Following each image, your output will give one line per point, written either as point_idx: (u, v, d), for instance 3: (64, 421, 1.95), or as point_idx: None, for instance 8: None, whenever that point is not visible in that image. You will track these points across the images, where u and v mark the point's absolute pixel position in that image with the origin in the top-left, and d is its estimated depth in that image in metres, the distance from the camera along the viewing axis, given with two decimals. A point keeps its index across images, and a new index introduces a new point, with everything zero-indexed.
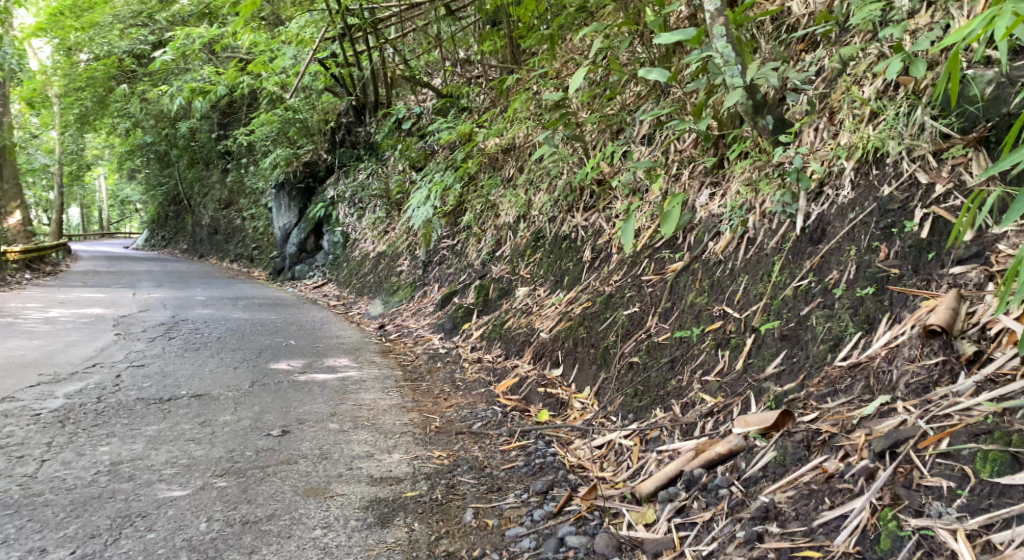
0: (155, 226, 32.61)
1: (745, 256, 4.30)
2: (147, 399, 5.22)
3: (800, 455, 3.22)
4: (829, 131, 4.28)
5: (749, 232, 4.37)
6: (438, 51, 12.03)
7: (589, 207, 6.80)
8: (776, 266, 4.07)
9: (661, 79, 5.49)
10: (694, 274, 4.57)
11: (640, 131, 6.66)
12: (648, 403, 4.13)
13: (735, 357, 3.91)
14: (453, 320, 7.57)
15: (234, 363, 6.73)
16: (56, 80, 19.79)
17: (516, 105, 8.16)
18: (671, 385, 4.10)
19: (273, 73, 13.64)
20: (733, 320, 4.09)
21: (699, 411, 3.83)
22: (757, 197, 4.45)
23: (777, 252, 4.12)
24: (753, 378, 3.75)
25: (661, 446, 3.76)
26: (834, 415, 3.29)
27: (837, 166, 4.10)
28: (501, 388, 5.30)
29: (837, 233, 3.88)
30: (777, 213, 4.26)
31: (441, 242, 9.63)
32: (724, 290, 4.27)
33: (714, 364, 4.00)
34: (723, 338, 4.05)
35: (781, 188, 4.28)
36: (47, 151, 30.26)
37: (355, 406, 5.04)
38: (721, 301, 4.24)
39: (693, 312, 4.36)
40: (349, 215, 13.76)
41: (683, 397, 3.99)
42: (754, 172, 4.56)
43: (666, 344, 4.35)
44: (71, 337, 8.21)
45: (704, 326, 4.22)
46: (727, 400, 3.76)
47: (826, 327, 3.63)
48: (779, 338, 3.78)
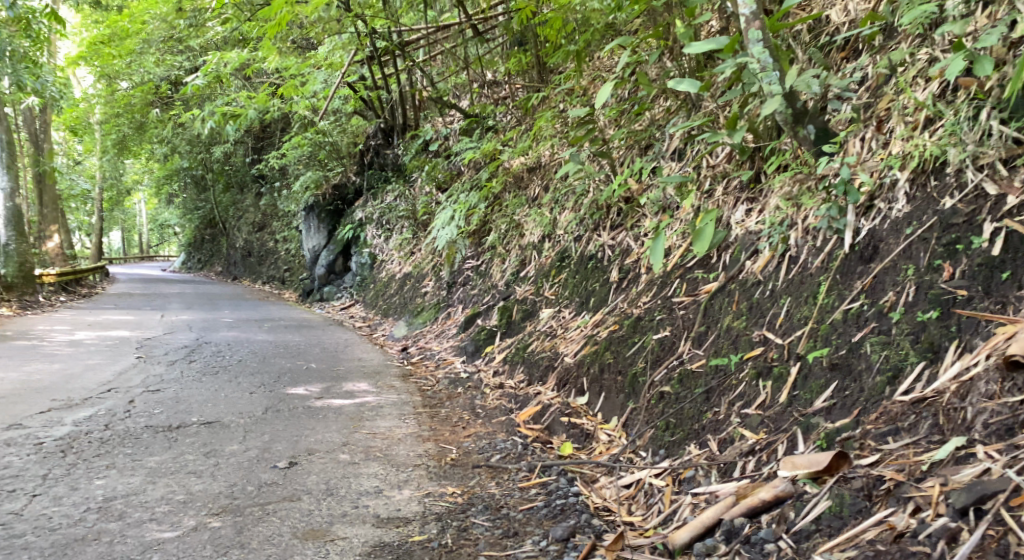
0: (192, 249, 33.01)
1: (787, 276, 3.97)
2: (155, 426, 5.02)
3: (861, 506, 2.90)
4: (877, 141, 3.98)
5: (791, 251, 4.04)
6: (465, 73, 11.91)
7: (616, 225, 6.51)
8: (822, 288, 3.74)
9: (692, 90, 5.18)
10: (730, 296, 4.24)
11: (671, 146, 6.40)
12: (682, 438, 3.80)
13: (778, 389, 3.59)
14: (476, 343, 7.29)
15: (251, 388, 6.51)
16: (94, 106, 20.07)
17: (541, 122, 7.94)
18: (706, 419, 3.78)
19: (303, 96, 13.62)
20: (774, 346, 3.77)
21: (739, 449, 3.50)
22: (799, 213, 4.12)
23: (822, 272, 3.79)
24: (799, 412, 3.42)
25: (696, 489, 3.44)
26: (898, 460, 2.96)
27: (889, 177, 3.77)
28: (522, 416, 4.99)
29: (892, 251, 3.54)
30: (821, 229, 3.92)
31: (466, 262, 9.39)
32: (764, 314, 3.94)
33: (754, 396, 3.67)
34: (764, 367, 3.72)
35: (826, 201, 3.95)
36: (87, 176, 30.83)
37: (368, 435, 4.78)
38: (761, 325, 3.91)
39: (730, 338, 4.03)
40: (375, 236, 13.60)
41: (720, 432, 3.66)
42: (794, 185, 4.23)
43: (700, 372, 4.02)
44: (91, 360, 8.09)
45: (743, 353, 3.88)
46: (770, 438, 3.43)
47: (882, 356, 3.30)
48: (828, 367, 3.45)
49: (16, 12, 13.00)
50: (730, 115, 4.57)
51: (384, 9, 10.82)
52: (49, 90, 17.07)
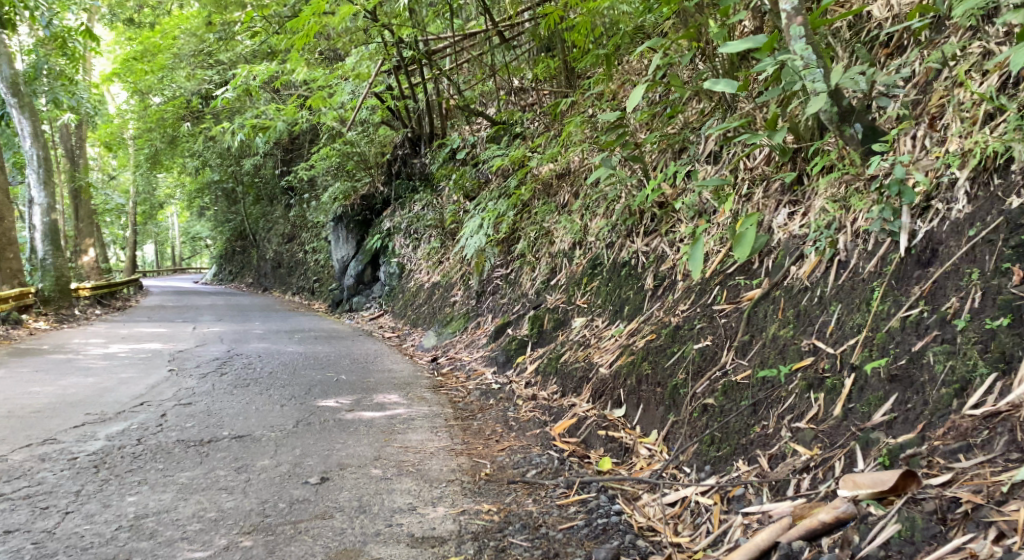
0: (223, 261, 33.33)
1: (836, 282, 3.83)
2: (187, 441, 4.96)
3: (935, 531, 2.83)
4: (932, 139, 3.83)
5: (840, 256, 3.89)
6: (491, 80, 11.86)
7: (649, 231, 6.37)
8: (875, 294, 3.60)
9: (729, 90, 5.04)
10: (774, 302, 4.09)
11: (706, 149, 6.27)
12: (728, 453, 3.68)
13: (832, 402, 3.48)
14: (507, 353, 7.18)
15: (282, 400, 6.45)
16: (128, 122, 20.35)
17: (570, 128, 7.84)
18: (753, 433, 3.66)
19: (331, 108, 13.65)
20: (825, 356, 3.64)
21: (792, 465, 3.40)
22: (848, 215, 3.95)
23: (875, 277, 3.65)
24: (857, 427, 3.33)
25: (746, 507, 3.36)
26: (974, 480, 2.89)
27: (946, 176, 3.63)
28: (557, 430, 4.86)
29: (953, 254, 3.42)
30: (874, 232, 3.79)
31: (495, 271, 9.29)
32: (812, 321, 3.80)
33: (805, 409, 3.56)
34: (815, 379, 3.60)
35: (879, 203, 3.80)
36: (120, 190, 31.27)
37: (400, 448, 4.68)
38: (809, 334, 3.78)
39: (776, 347, 3.89)
40: (404, 245, 13.56)
41: (769, 447, 3.55)
42: (841, 187, 4.08)
43: (745, 384, 3.88)
44: (124, 374, 8.10)
45: (792, 363, 3.75)
46: (825, 454, 3.33)
47: (948, 367, 3.20)
48: (887, 380, 3.34)
49: (53, 30, 13.20)
50: (770, 114, 4.44)
51: (411, 18, 10.80)
52: (84, 107, 17.33)
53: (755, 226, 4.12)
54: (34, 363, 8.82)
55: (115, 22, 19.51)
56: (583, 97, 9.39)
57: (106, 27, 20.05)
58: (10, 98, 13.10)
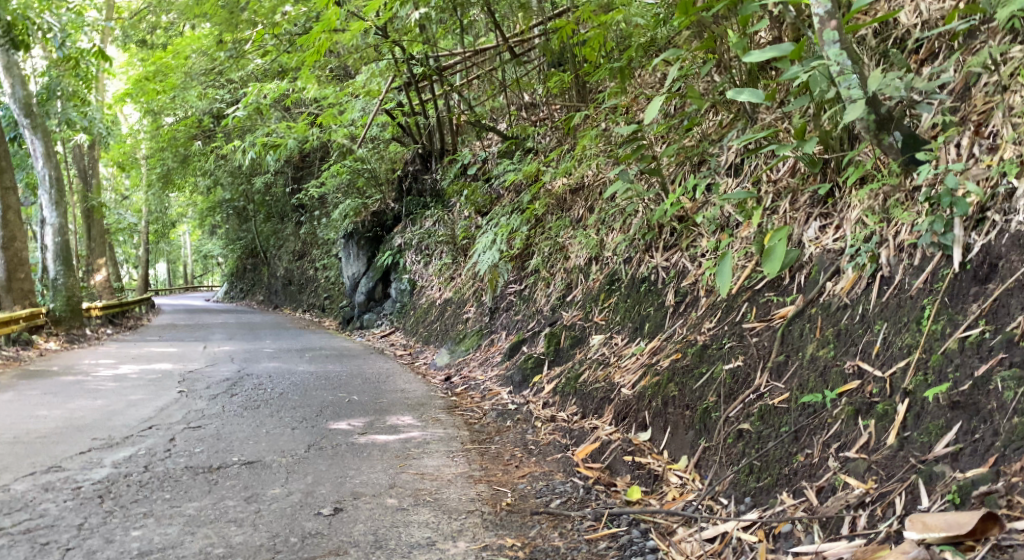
0: (234, 279, 33.29)
1: (880, 300, 3.69)
2: (195, 468, 4.77)
3: None
4: (982, 146, 3.65)
5: (882, 273, 3.75)
6: (503, 96, 11.73)
7: (669, 246, 6.18)
8: (926, 313, 3.46)
9: (754, 100, 4.86)
10: (811, 321, 3.95)
11: (726, 161, 6.10)
12: (770, 484, 3.54)
13: (885, 430, 3.33)
14: (523, 372, 6.98)
15: (293, 423, 6.25)
16: (141, 141, 20.36)
17: (585, 141, 7.67)
18: (797, 463, 3.52)
19: (342, 125, 13.56)
20: (873, 379, 3.50)
21: (844, 500, 3.25)
22: (890, 229, 3.83)
23: (926, 295, 3.50)
24: (916, 459, 3.18)
25: (796, 547, 3.21)
26: None
27: (1003, 185, 3.44)
28: (579, 455, 4.64)
29: (1014, 271, 3.26)
30: (924, 245, 3.61)
31: (509, 287, 9.11)
32: (855, 342, 3.66)
33: (855, 437, 3.41)
34: (863, 404, 3.46)
35: (929, 215, 3.62)
36: (132, 209, 31.30)
37: (416, 475, 4.49)
38: (852, 355, 3.63)
39: (817, 369, 3.74)
40: (415, 262, 13.40)
41: (817, 479, 3.41)
42: (878, 199, 3.98)
43: (783, 408, 3.75)
44: (133, 396, 7.94)
45: (836, 387, 3.61)
46: (882, 488, 3.19)
47: (1017, 394, 3.03)
48: (948, 406, 3.19)
49: (65, 50, 13.17)
50: (799, 125, 4.28)
51: (422, 34, 10.68)
52: (96, 127, 17.31)
53: (785, 238, 3.92)
54: (42, 385, 8.66)
55: (127, 42, 19.54)
56: (596, 110, 9.23)
57: (118, 48, 20.09)
58: (23, 119, 13.07)
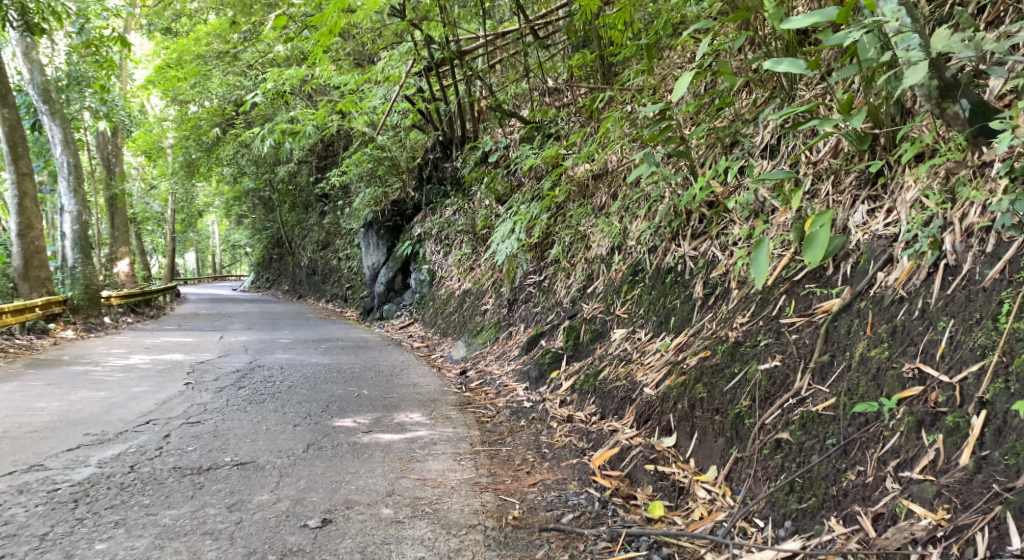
0: (260, 269, 33.20)
1: (943, 293, 3.27)
2: (183, 467, 4.44)
3: None
4: None
5: (947, 262, 3.32)
6: (526, 81, 11.29)
7: (698, 234, 5.73)
8: (1005, 309, 3.03)
9: (794, 71, 4.39)
10: (860, 316, 3.52)
11: (761, 142, 5.67)
12: (815, 507, 3.14)
13: (958, 450, 2.93)
14: (540, 367, 6.56)
15: (295, 420, 5.88)
16: (164, 130, 20.15)
17: (609, 123, 7.24)
18: (847, 482, 3.12)
19: (362, 111, 13.18)
20: (941, 386, 3.08)
21: (911, 532, 2.86)
22: (957, 211, 3.38)
23: (1004, 290, 3.07)
24: (1001, 486, 2.78)
25: None
26: None
27: None
28: (597, 461, 4.24)
29: None
30: (1002, 228, 3.17)
31: (528, 278, 8.69)
32: (914, 341, 3.24)
33: (921, 456, 3.00)
34: (927, 415, 3.05)
35: (1008, 194, 3.18)
36: (158, 198, 31.23)
37: (418, 481, 4.12)
38: (911, 356, 3.22)
39: (868, 373, 3.32)
40: (435, 251, 13.03)
41: (874, 503, 3.02)
42: (939, 177, 3.53)
43: (827, 416, 3.33)
44: (136, 388, 7.63)
45: (894, 394, 3.18)
46: (958, 521, 2.79)
47: None
48: None
49: (85, 35, 12.87)
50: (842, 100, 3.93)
51: (441, 14, 10.23)
52: (118, 115, 17.08)
53: (828, 224, 3.66)
54: (46, 376, 8.39)
55: (150, 30, 19.31)
56: (620, 92, 8.75)
57: (141, 35, 19.84)
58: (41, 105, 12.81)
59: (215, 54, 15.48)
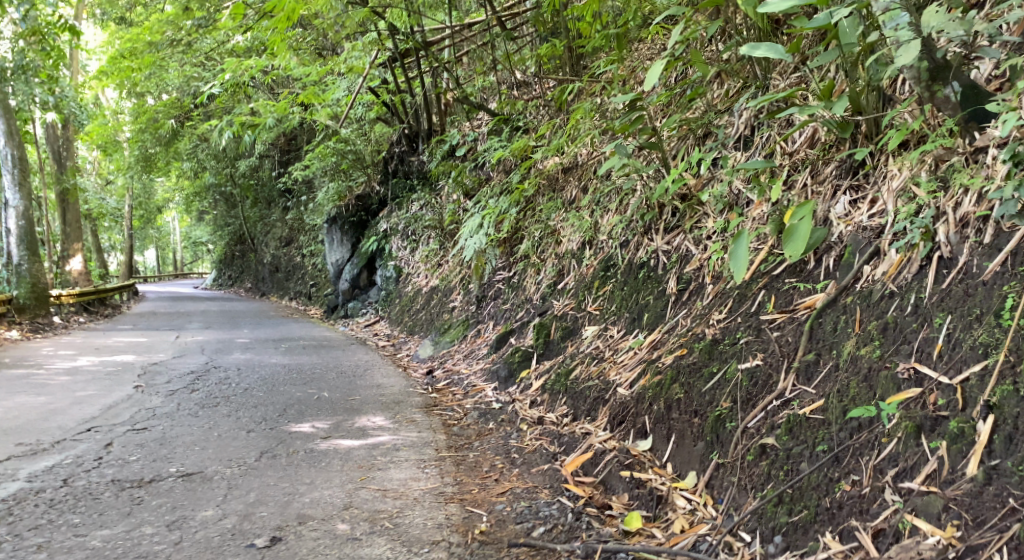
0: (223, 266, 32.49)
1: (938, 288, 3.13)
2: (122, 479, 4.12)
3: None
4: None
5: (942, 255, 3.19)
6: (494, 73, 11.02)
7: (671, 228, 5.53)
8: (1008, 304, 2.88)
9: (772, 56, 4.21)
10: (849, 313, 3.36)
11: (734, 132, 5.49)
12: (808, 520, 2.96)
13: (966, 458, 2.75)
14: (509, 366, 6.31)
15: (248, 425, 5.56)
16: (120, 123, 19.52)
17: (578, 114, 7.01)
18: (841, 494, 2.94)
19: (325, 104, 12.82)
20: (941, 388, 2.92)
21: (917, 550, 2.67)
22: (950, 200, 3.26)
23: (1005, 286, 2.92)
24: (1016, 500, 2.59)
25: None
26: None
27: None
28: (569, 467, 4.01)
29: None
30: (1001, 219, 3.06)
31: (497, 274, 8.44)
32: (909, 339, 3.09)
33: (924, 466, 2.82)
34: (927, 420, 2.89)
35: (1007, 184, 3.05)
36: (116, 194, 30.37)
37: (379, 492, 3.85)
38: (905, 355, 3.06)
39: (858, 374, 3.17)
40: (401, 247, 12.71)
41: (874, 517, 2.83)
42: (931, 165, 3.40)
43: (817, 421, 3.17)
44: (82, 392, 7.22)
45: (890, 396, 3.03)
46: (970, 539, 2.61)
47: None
48: None
49: (31, 22, 12.33)
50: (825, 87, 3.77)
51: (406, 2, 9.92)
52: (70, 107, 16.47)
53: (809, 217, 3.47)
54: None
55: (105, 19, 18.68)
56: (589, 84, 8.54)
57: (94, 24, 19.16)
58: None
59: (170, 44, 14.96)
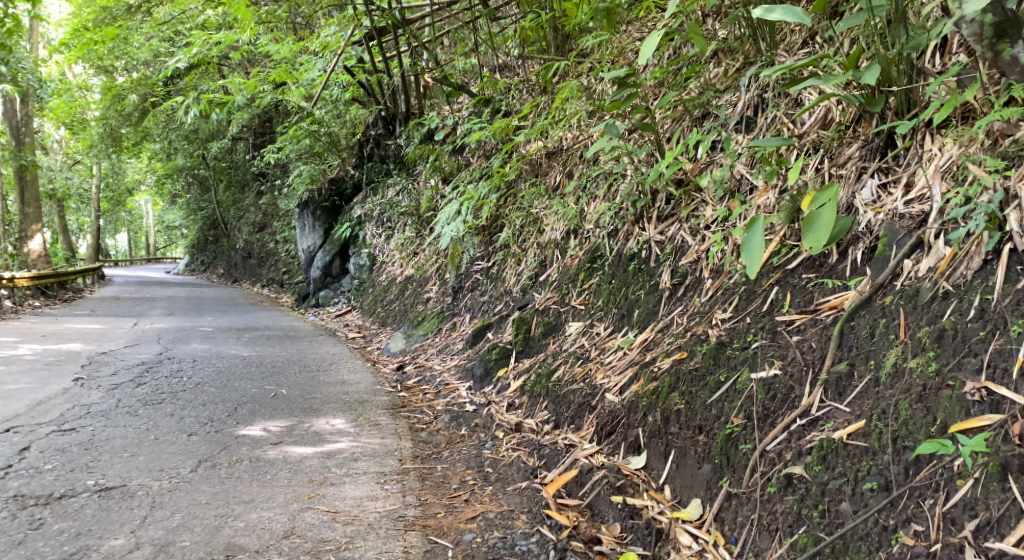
0: (197, 251, 31.56)
1: (1010, 289, 2.70)
2: (25, 499, 3.61)
3: None
4: None
5: (1014, 249, 2.76)
6: (477, 55, 10.36)
7: (663, 216, 4.99)
8: None
9: (790, 19, 3.64)
10: (895, 321, 2.93)
11: (734, 113, 4.93)
12: None
13: None
14: (485, 365, 5.74)
15: (192, 427, 4.96)
16: (85, 101, 18.53)
17: (564, 93, 6.41)
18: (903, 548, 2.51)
19: (299, 84, 12.08)
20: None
21: None
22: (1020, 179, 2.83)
23: None
24: None
25: None
26: None
27: None
28: (551, 489, 3.55)
29: None
30: None
31: (474, 264, 7.88)
32: (976, 352, 2.68)
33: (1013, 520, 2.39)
34: (1014, 458, 2.45)
35: None
36: (84, 175, 29.22)
37: (331, 517, 3.38)
38: (974, 373, 2.65)
39: (911, 394, 2.74)
40: (376, 234, 12.08)
41: None
42: (997, 139, 2.99)
43: (864, 454, 2.74)
44: (14, 384, 6.57)
45: (964, 424, 2.59)
46: None
47: None
48: None
49: None
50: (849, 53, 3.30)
51: None
52: (29, 80, 15.46)
53: (834, 203, 3.08)
54: None
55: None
56: (578, 63, 7.94)
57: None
58: None
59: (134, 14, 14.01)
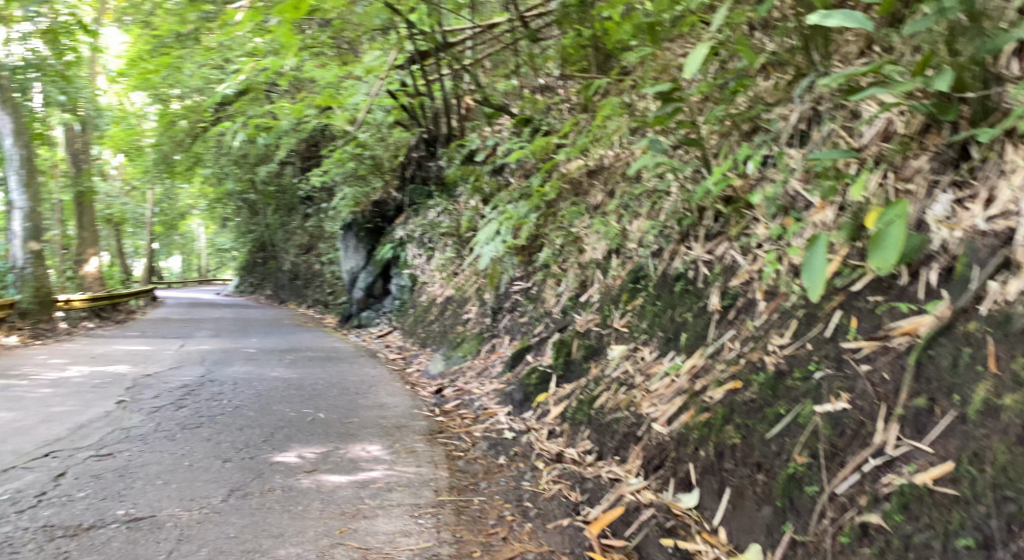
0: (246, 272, 32.04)
1: None
2: (54, 529, 3.53)
3: None
4: None
5: None
6: (518, 76, 10.24)
7: (711, 234, 4.75)
8: None
9: (850, 24, 3.42)
10: (980, 348, 2.70)
11: (787, 127, 4.67)
12: None
13: None
14: (524, 390, 5.55)
15: (227, 452, 4.86)
16: (140, 128, 18.92)
17: (605, 110, 6.19)
18: None
19: (343, 107, 12.09)
20: None
21: None
22: None
23: None
24: None
25: None
26: None
27: None
28: (596, 527, 3.45)
29: None
30: None
31: (514, 284, 7.70)
32: None
33: None
34: None
35: None
36: (138, 199, 29.87)
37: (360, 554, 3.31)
38: None
39: (1003, 432, 2.51)
40: (417, 255, 12.00)
41: None
42: None
43: (959, 506, 2.51)
44: (59, 407, 6.57)
45: None
46: None
47: None
48: None
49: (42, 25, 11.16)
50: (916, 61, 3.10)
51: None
52: (86, 109, 15.80)
53: (904, 223, 2.82)
54: None
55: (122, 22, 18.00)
56: (620, 80, 7.75)
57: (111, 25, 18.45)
58: None
59: (184, 42, 14.20)
